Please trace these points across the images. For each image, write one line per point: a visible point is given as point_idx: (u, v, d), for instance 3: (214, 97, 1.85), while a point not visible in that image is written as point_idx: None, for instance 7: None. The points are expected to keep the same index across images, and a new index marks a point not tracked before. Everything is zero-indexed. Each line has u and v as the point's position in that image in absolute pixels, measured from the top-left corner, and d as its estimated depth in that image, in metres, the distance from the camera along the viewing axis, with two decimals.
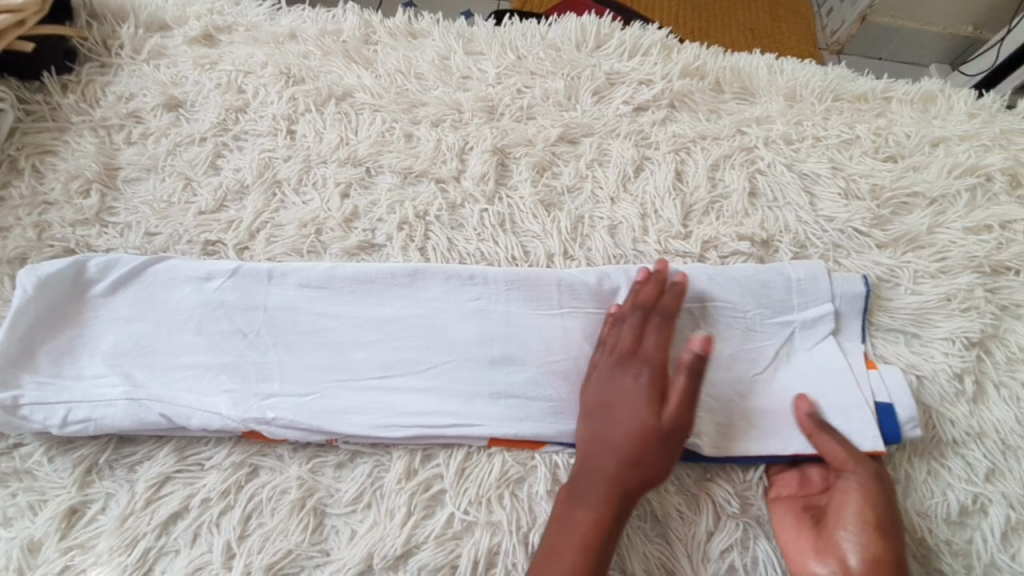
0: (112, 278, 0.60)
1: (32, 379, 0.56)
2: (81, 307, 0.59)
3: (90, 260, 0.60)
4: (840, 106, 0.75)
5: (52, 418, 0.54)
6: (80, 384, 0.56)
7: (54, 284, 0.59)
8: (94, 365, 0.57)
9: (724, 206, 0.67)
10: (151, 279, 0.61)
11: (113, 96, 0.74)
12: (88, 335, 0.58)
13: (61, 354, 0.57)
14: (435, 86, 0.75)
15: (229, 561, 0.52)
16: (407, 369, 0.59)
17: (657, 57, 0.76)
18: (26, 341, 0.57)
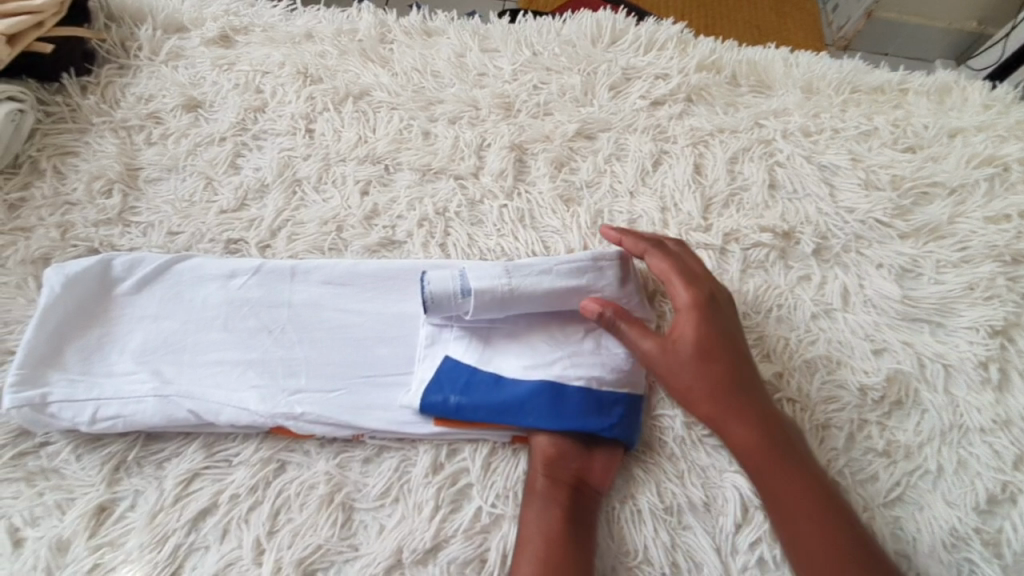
0: (138, 277, 0.60)
1: (61, 377, 0.56)
2: (107, 305, 0.60)
3: (117, 258, 0.61)
4: (856, 98, 0.75)
5: (81, 415, 0.54)
6: (109, 381, 0.56)
7: (81, 283, 0.59)
8: (122, 363, 0.57)
9: (743, 199, 0.67)
10: (177, 277, 0.61)
11: (133, 97, 0.75)
12: (115, 333, 0.59)
13: (89, 352, 0.58)
14: (452, 83, 0.76)
15: (259, 557, 0.52)
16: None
17: (672, 52, 0.77)
18: (53, 339, 0.57)
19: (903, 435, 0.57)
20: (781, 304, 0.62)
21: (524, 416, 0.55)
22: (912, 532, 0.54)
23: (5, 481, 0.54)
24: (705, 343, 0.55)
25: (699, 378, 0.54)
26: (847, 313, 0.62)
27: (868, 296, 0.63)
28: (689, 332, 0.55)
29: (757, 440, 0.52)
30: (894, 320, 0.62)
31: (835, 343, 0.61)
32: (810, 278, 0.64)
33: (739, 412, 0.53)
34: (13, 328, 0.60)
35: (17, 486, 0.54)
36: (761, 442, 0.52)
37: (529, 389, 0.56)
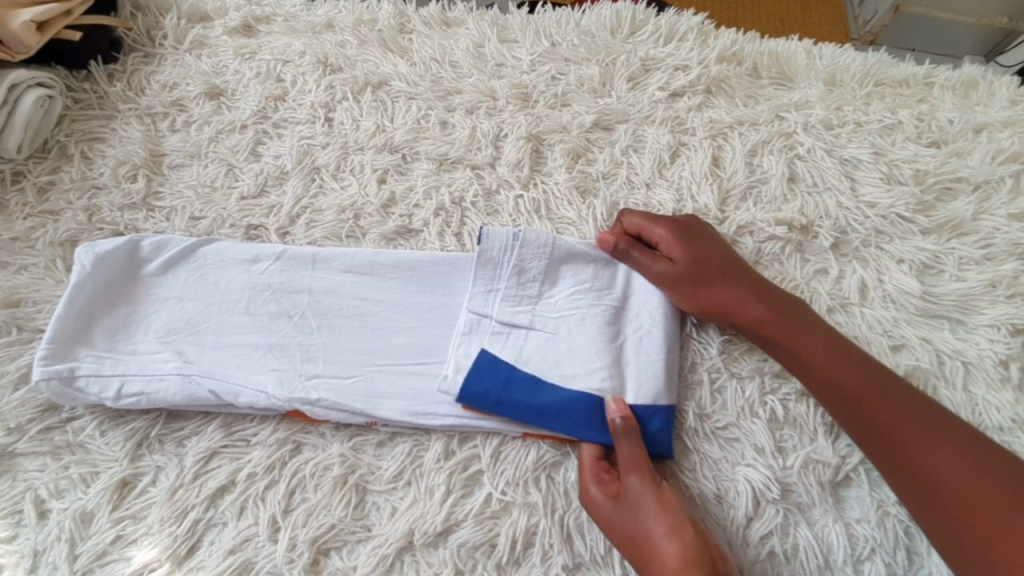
0: (164, 259, 0.62)
1: (89, 352, 0.58)
2: (135, 286, 0.61)
3: (143, 240, 0.62)
4: (881, 91, 0.74)
5: (107, 390, 0.56)
6: (135, 359, 0.58)
7: (109, 263, 0.61)
8: (147, 342, 0.59)
9: (762, 192, 0.67)
10: (202, 261, 0.62)
11: (158, 85, 0.76)
12: (142, 313, 0.60)
13: (116, 329, 0.59)
14: (470, 73, 0.76)
15: (275, 534, 0.53)
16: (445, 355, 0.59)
17: (693, 43, 0.76)
18: (81, 316, 0.59)
19: None
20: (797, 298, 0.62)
21: (559, 419, 0.55)
22: None
23: (33, 454, 0.56)
24: (706, 258, 0.60)
25: (710, 288, 0.59)
26: (865, 308, 0.61)
27: (887, 291, 0.62)
28: (687, 254, 0.60)
29: (780, 325, 0.57)
30: (913, 317, 0.61)
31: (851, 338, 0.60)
32: (827, 272, 0.63)
33: (753, 306, 0.58)
34: (42, 307, 0.62)
35: (44, 459, 0.56)
36: (813, 341, 0.56)
37: (569, 397, 0.56)
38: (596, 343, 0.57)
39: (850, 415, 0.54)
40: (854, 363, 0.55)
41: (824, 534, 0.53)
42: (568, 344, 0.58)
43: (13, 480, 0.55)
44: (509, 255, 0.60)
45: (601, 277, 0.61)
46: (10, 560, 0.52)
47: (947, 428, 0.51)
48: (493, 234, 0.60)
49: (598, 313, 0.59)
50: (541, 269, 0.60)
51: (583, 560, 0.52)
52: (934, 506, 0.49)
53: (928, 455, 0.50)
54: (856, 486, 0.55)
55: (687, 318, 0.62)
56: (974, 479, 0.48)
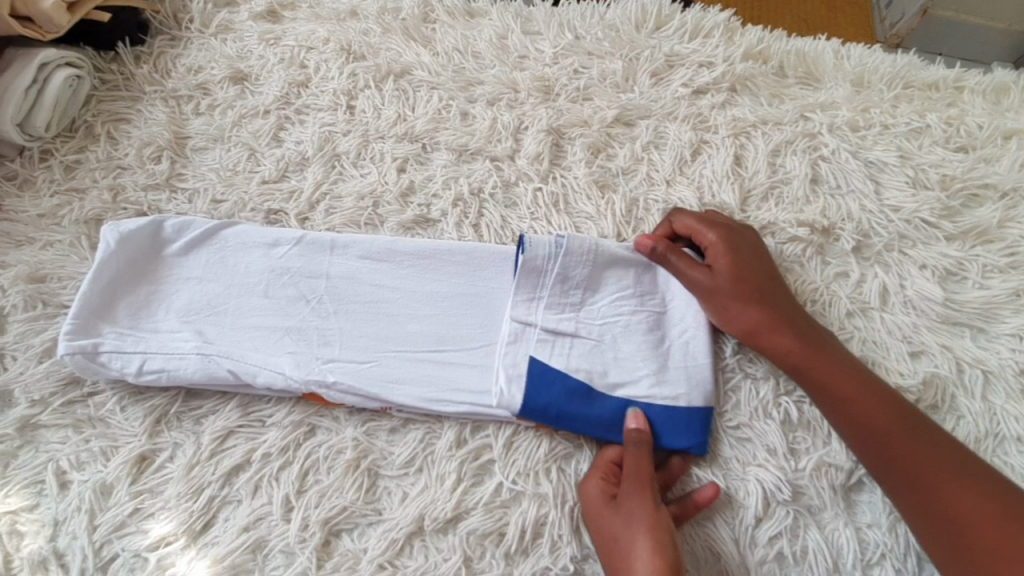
0: (186, 240, 0.63)
1: (112, 329, 0.59)
2: (158, 265, 0.62)
3: (167, 221, 0.63)
4: (909, 94, 0.73)
5: (129, 366, 0.57)
6: (156, 337, 0.59)
7: (133, 242, 0.62)
8: (168, 321, 0.60)
9: (784, 192, 0.66)
10: (222, 243, 0.63)
11: (183, 68, 0.77)
12: (163, 292, 0.61)
13: (138, 307, 0.60)
14: (492, 65, 0.76)
15: (288, 513, 0.54)
16: (460, 345, 0.59)
17: (718, 39, 0.75)
18: (105, 294, 0.60)
19: None
20: (815, 300, 0.61)
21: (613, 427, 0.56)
22: None
23: (56, 426, 0.58)
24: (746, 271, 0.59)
25: (748, 303, 0.57)
26: (885, 313, 0.61)
27: (908, 297, 0.61)
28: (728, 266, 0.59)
29: (806, 352, 0.55)
30: (933, 323, 0.60)
31: (869, 343, 0.59)
32: (848, 276, 0.62)
33: (780, 330, 0.56)
34: (67, 283, 0.64)
35: (66, 432, 0.57)
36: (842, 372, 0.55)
37: (621, 404, 0.56)
38: (643, 351, 0.58)
39: (868, 452, 0.52)
40: (874, 398, 0.54)
41: (834, 538, 0.53)
42: (616, 351, 0.58)
43: (36, 451, 0.56)
44: (553, 263, 0.59)
45: (643, 281, 0.61)
46: (31, 528, 0.54)
47: (969, 468, 0.49)
48: (538, 240, 0.60)
49: (642, 321, 0.59)
50: (585, 275, 0.60)
51: (590, 553, 0.53)
52: (956, 549, 0.47)
53: (947, 498, 0.49)
54: (869, 492, 0.55)
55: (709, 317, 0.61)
56: (995, 525, 0.46)
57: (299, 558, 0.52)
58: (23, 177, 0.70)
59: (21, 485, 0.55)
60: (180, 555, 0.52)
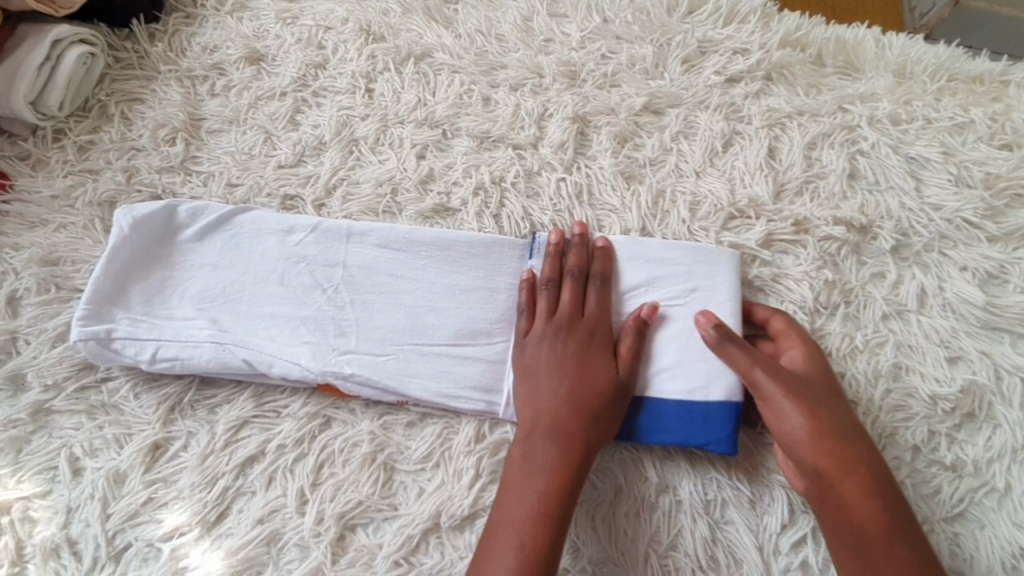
0: (201, 225, 0.60)
1: (125, 315, 0.57)
2: (170, 249, 0.60)
3: (180, 205, 0.60)
4: (953, 87, 0.69)
5: (143, 353, 0.56)
6: (170, 324, 0.57)
7: (148, 226, 0.60)
8: (183, 308, 0.58)
9: (820, 187, 0.63)
10: (237, 228, 0.61)
11: (198, 47, 0.75)
12: (177, 278, 0.59)
13: (152, 293, 0.58)
14: (516, 48, 0.73)
15: (303, 506, 0.53)
16: (478, 339, 0.57)
17: (754, 25, 0.72)
18: (117, 279, 0.58)
19: (971, 450, 0.54)
20: (850, 300, 0.59)
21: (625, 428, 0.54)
22: (969, 550, 0.51)
23: (68, 412, 0.57)
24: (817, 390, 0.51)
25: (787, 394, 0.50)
26: (922, 316, 0.58)
27: (948, 300, 0.59)
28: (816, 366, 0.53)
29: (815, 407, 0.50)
30: (972, 328, 0.58)
31: (905, 347, 0.57)
32: (884, 276, 0.60)
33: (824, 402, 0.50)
34: (80, 267, 0.62)
35: (79, 418, 0.57)
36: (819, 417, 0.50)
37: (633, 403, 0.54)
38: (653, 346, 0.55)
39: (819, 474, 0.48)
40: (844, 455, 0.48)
41: None
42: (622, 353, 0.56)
43: (50, 436, 0.56)
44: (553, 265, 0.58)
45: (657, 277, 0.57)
46: (45, 514, 0.53)
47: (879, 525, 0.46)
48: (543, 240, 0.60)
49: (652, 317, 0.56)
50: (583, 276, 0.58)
51: (610, 556, 0.51)
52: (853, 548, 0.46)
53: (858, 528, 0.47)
54: None
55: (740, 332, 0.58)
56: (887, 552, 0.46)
57: (314, 552, 0.51)
58: (36, 157, 0.69)
59: (34, 471, 0.55)
60: (194, 546, 0.52)
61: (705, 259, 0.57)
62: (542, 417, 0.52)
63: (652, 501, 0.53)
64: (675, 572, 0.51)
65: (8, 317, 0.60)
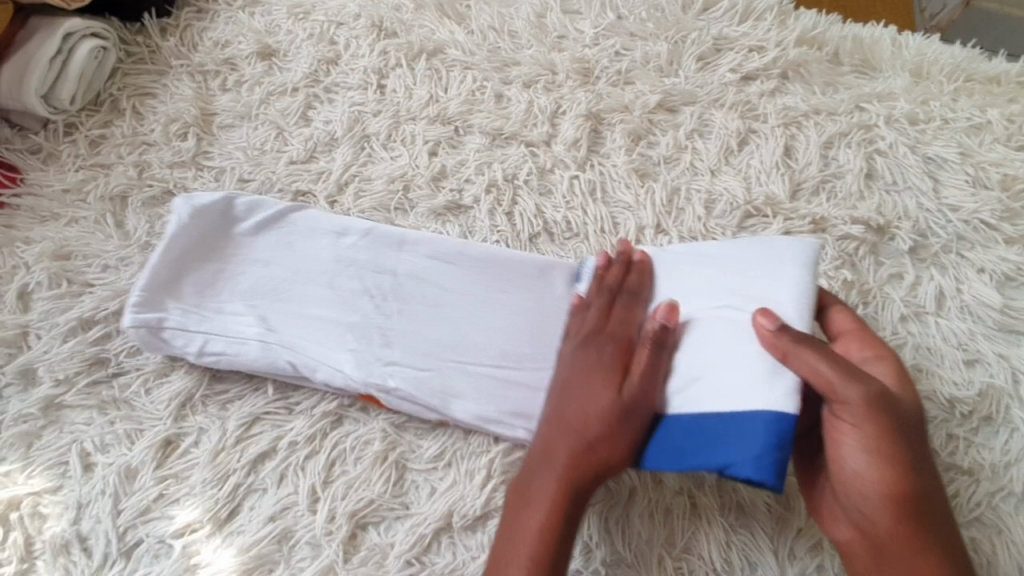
0: (257, 219, 0.60)
1: (177, 306, 0.57)
2: (226, 242, 0.60)
3: (240, 197, 0.61)
4: (971, 87, 0.68)
5: (191, 345, 0.56)
6: (219, 318, 0.57)
7: (207, 217, 0.60)
8: (232, 303, 0.58)
9: (837, 186, 0.63)
10: (291, 226, 0.61)
11: (210, 42, 0.75)
12: (229, 272, 0.59)
13: (203, 286, 0.58)
14: (529, 45, 0.72)
15: (314, 504, 0.53)
16: (522, 364, 0.54)
17: (770, 22, 0.71)
18: (171, 268, 0.58)
19: (989, 454, 0.53)
20: (867, 302, 0.58)
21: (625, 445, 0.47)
22: (987, 555, 0.50)
23: (80, 407, 0.57)
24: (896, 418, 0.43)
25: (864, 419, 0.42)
26: (940, 318, 0.57)
27: (965, 302, 0.58)
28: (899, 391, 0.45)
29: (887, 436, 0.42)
30: (990, 330, 0.57)
31: (923, 350, 0.56)
32: (902, 278, 0.59)
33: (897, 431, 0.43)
34: (91, 261, 0.62)
35: (91, 413, 0.56)
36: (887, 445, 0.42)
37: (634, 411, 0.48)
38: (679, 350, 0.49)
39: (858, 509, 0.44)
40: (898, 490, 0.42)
41: None
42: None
43: (61, 431, 0.56)
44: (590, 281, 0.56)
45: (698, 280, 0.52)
46: (56, 509, 0.53)
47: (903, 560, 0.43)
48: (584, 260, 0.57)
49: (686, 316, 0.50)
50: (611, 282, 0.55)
51: (624, 558, 0.51)
52: None
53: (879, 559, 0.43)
54: None
55: None
56: None
57: (325, 550, 0.51)
58: (48, 151, 0.68)
59: (45, 466, 0.54)
60: (205, 543, 0.51)
61: (770, 254, 0.50)
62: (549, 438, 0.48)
63: (667, 503, 0.52)
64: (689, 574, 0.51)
65: (19, 311, 0.60)
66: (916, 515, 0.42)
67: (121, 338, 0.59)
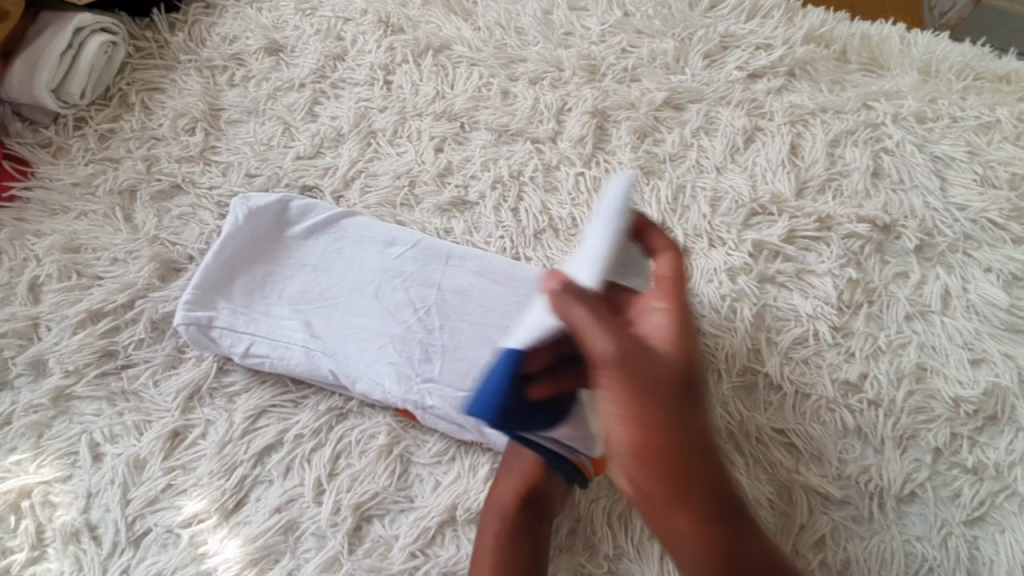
0: (309, 223, 0.61)
1: (227, 305, 0.58)
2: (278, 244, 0.61)
3: (293, 200, 0.62)
4: (980, 86, 0.68)
5: (237, 345, 0.57)
6: (266, 321, 0.57)
7: (262, 219, 0.61)
8: (279, 307, 0.58)
9: (843, 185, 0.63)
10: (341, 233, 0.61)
11: (218, 37, 0.75)
12: (278, 274, 0.60)
13: (253, 287, 0.59)
14: (536, 42, 0.72)
15: (319, 496, 0.53)
16: None
17: (778, 20, 0.71)
18: (225, 267, 0.59)
19: (994, 453, 0.53)
20: (872, 300, 0.58)
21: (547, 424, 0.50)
22: (990, 554, 0.50)
23: (89, 398, 0.57)
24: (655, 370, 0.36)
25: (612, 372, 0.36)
26: (946, 317, 0.57)
27: (971, 301, 0.58)
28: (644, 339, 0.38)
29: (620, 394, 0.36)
30: (997, 330, 0.57)
31: (928, 349, 0.56)
32: (907, 276, 0.59)
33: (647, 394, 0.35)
34: (100, 254, 0.63)
35: (100, 404, 0.57)
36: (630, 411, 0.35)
37: None
38: None
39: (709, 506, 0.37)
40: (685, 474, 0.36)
41: (883, 550, 0.50)
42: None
43: (70, 422, 0.56)
44: None
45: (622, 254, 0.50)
46: (65, 499, 0.54)
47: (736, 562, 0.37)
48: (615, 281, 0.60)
49: None
50: None
51: (625, 552, 0.51)
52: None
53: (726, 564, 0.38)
54: (921, 503, 0.52)
55: (759, 334, 0.57)
56: None
57: (330, 542, 0.51)
58: (58, 145, 0.69)
59: (55, 456, 0.55)
60: (212, 533, 0.52)
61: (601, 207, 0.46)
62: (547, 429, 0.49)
63: None
64: None
65: (30, 303, 0.61)
66: (722, 530, 0.37)
67: (130, 331, 0.60)
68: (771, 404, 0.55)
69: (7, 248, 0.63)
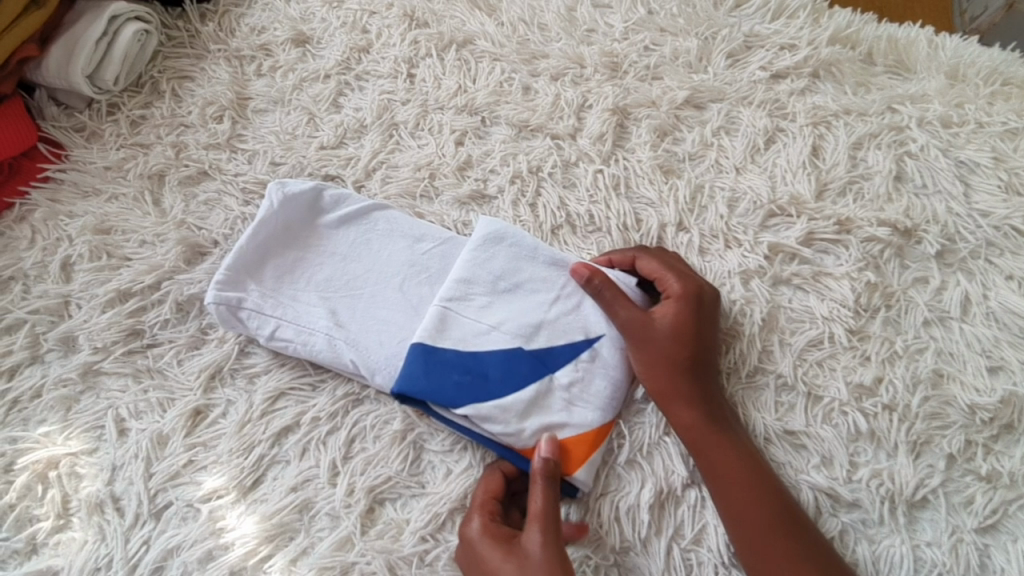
0: (341, 214, 0.62)
1: (257, 287, 0.59)
2: (310, 233, 0.62)
3: (328, 190, 0.63)
4: (1008, 91, 0.67)
5: (264, 328, 0.58)
6: (293, 306, 0.58)
7: (296, 206, 0.62)
8: (307, 293, 0.59)
9: (864, 188, 0.62)
10: (372, 224, 0.63)
11: (247, 28, 0.77)
12: (309, 261, 0.61)
13: (284, 272, 0.60)
14: (558, 38, 0.73)
15: (334, 478, 0.54)
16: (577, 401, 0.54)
17: (803, 21, 0.71)
18: (258, 250, 0.60)
19: (1008, 461, 0.52)
20: (890, 305, 0.58)
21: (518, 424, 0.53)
22: (1001, 562, 0.50)
23: (116, 374, 0.59)
24: (678, 336, 0.53)
25: (634, 345, 0.54)
26: (965, 324, 0.57)
27: (991, 309, 0.57)
28: (673, 322, 0.54)
29: (656, 366, 0.53)
30: (1016, 338, 0.56)
31: (945, 355, 0.56)
32: (927, 282, 0.59)
33: (676, 364, 0.53)
34: (130, 237, 0.65)
35: (126, 381, 0.59)
36: (665, 374, 0.53)
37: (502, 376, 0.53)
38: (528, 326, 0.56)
39: (715, 460, 0.50)
40: (707, 425, 0.51)
41: (891, 554, 0.50)
42: (594, 341, 0.56)
43: (97, 397, 0.58)
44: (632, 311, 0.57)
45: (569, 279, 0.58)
46: (90, 471, 0.56)
47: (760, 499, 0.49)
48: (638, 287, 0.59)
49: (547, 296, 0.57)
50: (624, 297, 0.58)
51: (631, 545, 0.52)
52: (740, 527, 0.49)
53: (739, 508, 0.49)
54: (932, 509, 0.51)
55: (773, 336, 0.57)
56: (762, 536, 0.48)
57: (344, 522, 0.53)
58: (91, 129, 0.71)
59: (83, 429, 0.57)
60: (230, 508, 0.54)
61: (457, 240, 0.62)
62: (678, 407, 0.52)
63: (679, 495, 0.53)
64: (698, 566, 0.51)
65: (62, 282, 0.63)
66: (728, 470, 0.50)
67: (156, 311, 0.61)
68: (783, 404, 0.55)
69: (41, 228, 0.65)
